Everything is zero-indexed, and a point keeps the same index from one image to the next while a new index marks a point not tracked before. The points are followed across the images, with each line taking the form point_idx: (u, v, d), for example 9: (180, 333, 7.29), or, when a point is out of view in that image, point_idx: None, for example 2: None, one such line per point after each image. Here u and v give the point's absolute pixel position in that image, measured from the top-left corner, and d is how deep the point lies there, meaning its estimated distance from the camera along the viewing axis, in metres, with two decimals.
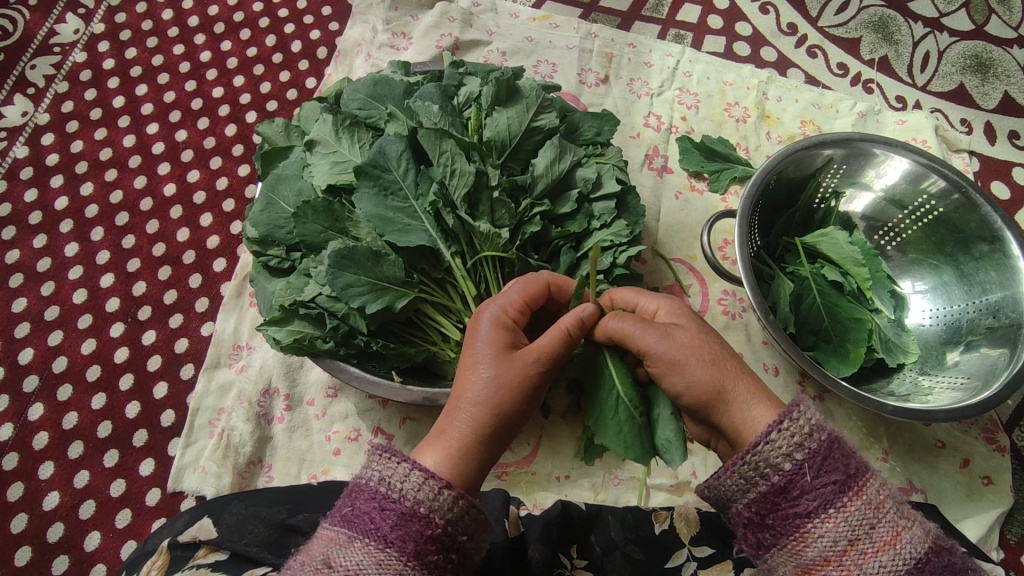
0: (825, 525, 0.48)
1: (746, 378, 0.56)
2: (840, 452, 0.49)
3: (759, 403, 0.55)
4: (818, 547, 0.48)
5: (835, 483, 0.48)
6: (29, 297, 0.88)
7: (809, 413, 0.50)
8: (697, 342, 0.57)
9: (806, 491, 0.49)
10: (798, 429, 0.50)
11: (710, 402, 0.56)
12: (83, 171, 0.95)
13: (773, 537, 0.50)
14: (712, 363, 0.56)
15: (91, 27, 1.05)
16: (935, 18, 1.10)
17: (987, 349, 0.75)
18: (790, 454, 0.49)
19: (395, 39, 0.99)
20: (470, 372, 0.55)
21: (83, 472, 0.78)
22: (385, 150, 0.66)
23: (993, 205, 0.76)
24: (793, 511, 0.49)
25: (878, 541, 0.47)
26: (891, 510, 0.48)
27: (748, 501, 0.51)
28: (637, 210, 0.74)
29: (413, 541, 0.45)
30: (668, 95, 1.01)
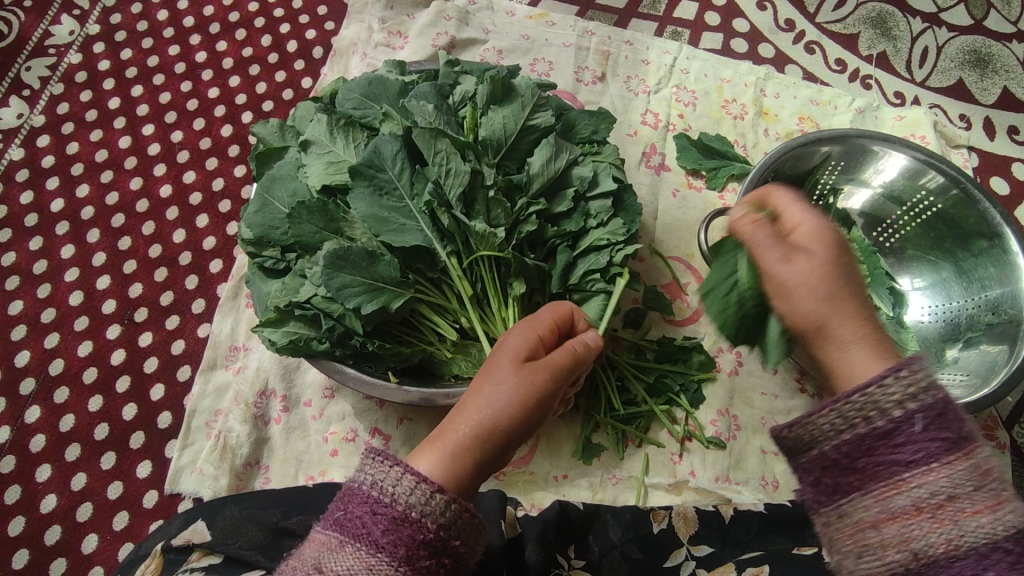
0: (925, 477, 0.45)
1: (863, 319, 0.51)
2: (955, 412, 0.46)
3: (866, 348, 0.50)
4: (912, 496, 0.45)
5: (941, 440, 0.45)
6: (25, 299, 0.88)
7: (927, 367, 0.47)
8: (822, 272, 0.51)
9: (912, 441, 0.46)
10: (916, 379, 0.46)
11: (812, 335, 0.52)
12: (79, 173, 0.95)
13: (858, 483, 0.47)
14: (826, 296, 0.50)
15: (86, 28, 1.05)
16: (934, 13, 1.10)
17: (986, 346, 0.75)
18: (903, 402, 0.46)
19: (390, 38, 0.99)
20: (479, 385, 0.53)
21: (80, 475, 0.78)
22: (380, 150, 0.66)
23: (992, 201, 0.75)
24: (892, 459, 0.46)
25: (978, 502, 0.44)
26: (996, 479, 0.45)
27: (839, 442, 0.47)
28: (633, 208, 0.74)
29: (404, 546, 0.45)
30: (665, 92, 1.01)
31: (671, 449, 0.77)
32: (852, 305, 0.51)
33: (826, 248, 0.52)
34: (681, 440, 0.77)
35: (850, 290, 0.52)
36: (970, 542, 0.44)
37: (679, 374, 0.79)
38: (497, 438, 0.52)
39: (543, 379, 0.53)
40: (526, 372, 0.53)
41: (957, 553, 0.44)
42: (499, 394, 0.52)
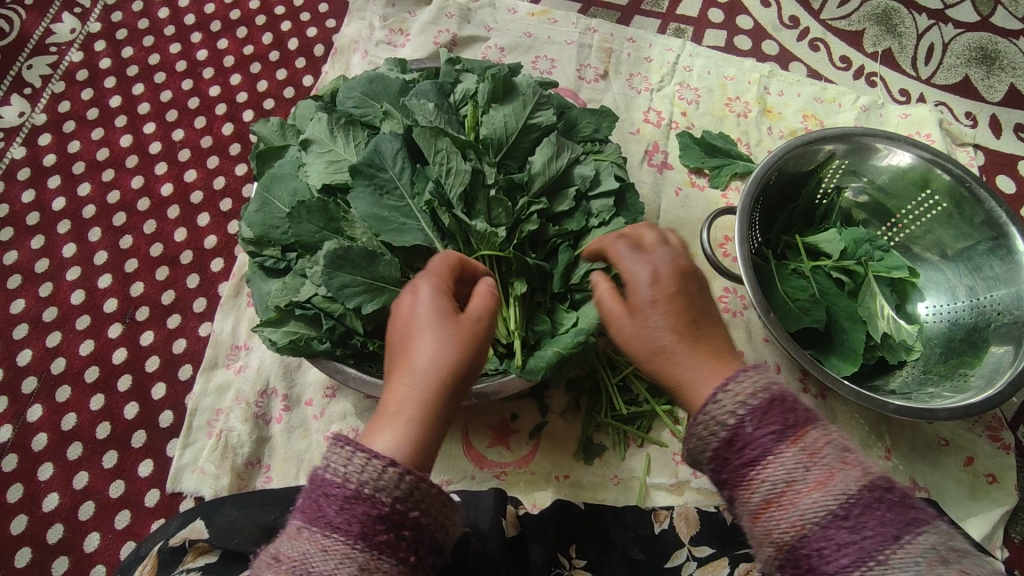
0: (766, 473, 0.46)
1: (700, 346, 0.54)
2: (782, 404, 0.48)
3: (708, 371, 0.52)
4: (762, 491, 0.47)
5: (762, 444, 0.47)
6: (27, 298, 0.88)
7: (754, 373, 0.49)
8: (659, 312, 0.54)
9: (750, 442, 0.47)
10: (741, 388, 0.49)
11: (659, 368, 0.54)
12: (81, 172, 0.95)
13: (728, 491, 0.49)
14: (660, 333, 0.54)
15: (87, 26, 1.05)
16: (940, 10, 1.09)
17: (993, 348, 0.74)
18: (734, 410, 0.48)
19: (392, 36, 0.99)
20: (414, 347, 0.53)
21: (82, 473, 0.78)
22: (380, 149, 0.66)
23: (998, 201, 0.75)
24: (740, 463, 0.48)
25: (812, 481, 0.45)
26: (828, 453, 0.46)
27: (705, 462, 0.50)
28: (635, 207, 0.74)
29: (359, 523, 0.44)
30: (668, 90, 1.00)
31: (674, 449, 0.76)
32: (689, 335, 0.54)
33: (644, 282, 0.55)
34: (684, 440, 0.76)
35: (693, 317, 0.55)
36: (814, 522, 0.45)
37: None
38: (447, 405, 0.52)
39: (469, 332, 0.53)
40: (453, 331, 0.53)
41: (808, 533, 0.45)
42: (435, 352, 0.52)
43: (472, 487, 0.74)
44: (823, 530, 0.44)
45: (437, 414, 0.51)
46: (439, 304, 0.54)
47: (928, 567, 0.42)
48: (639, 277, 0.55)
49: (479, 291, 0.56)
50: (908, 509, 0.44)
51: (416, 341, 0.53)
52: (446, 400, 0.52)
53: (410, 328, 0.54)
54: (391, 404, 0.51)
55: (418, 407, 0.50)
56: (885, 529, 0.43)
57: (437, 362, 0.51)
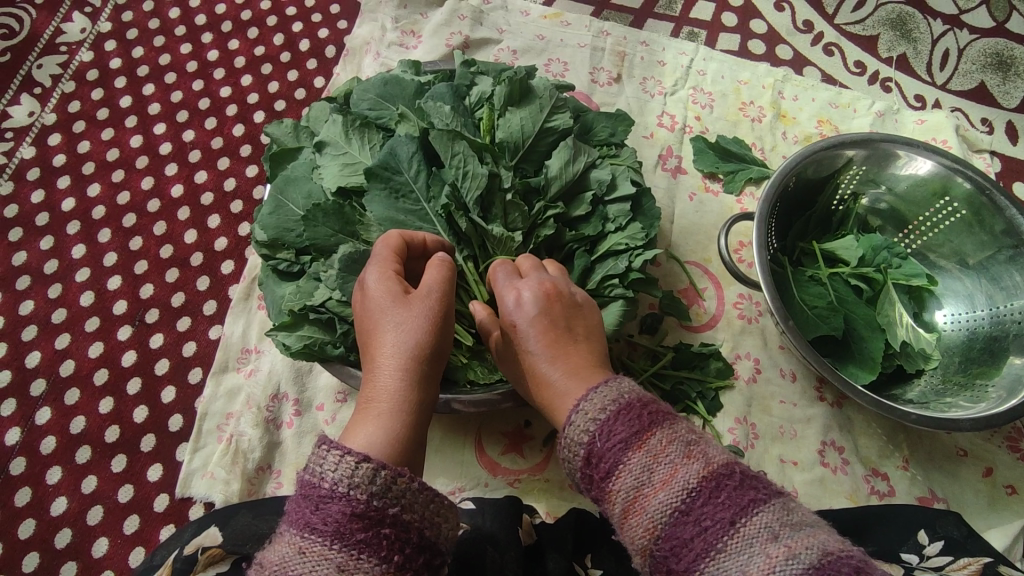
0: (619, 483, 0.46)
1: (564, 357, 0.55)
2: (631, 409, 0.48)
3: (568, 383, 0.54)
4: (620, 503, 0.46)
5: (607, 456, 0.47)
6: (36, 299, 0.87)
7: (606, 386, 0.50)
8: (522, 330, 0.56)
9: (604, 455, 0.47)
10: (591, 404, 0.49)
11: (532, 386, 0.57)
12: (90, 172, 0.94)
13: (601, 507, 0.49)
14: (528, 349, 0.56)
15: (97, 26, 1.04)
16: (955, 15, 1.08)
17: (1013, 357, 0.73)
18: (588, 424, 0.48)
19: (404, 38, 0.98)
20: (377, 338, 0.54)
21: (91, 477, 0.77)
22: (396, 151, 0.65)
23: (1019, 209, 0.74)
24: (601, 476, 0.47)
25: (656, 482, 0.45)
26: (671, 452, 0.46)
27: (575, 478, 0.50)
28: (652, 212, 0.73)
29: (334, 522, 0.43)
30: (681, 94, 0.99)
31: None
32: (555, 348, 0.55)
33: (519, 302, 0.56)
34: None
35: (559, 329, 0.56)
36: (664, 524, 0.44)
37: (696, 382, 0.78)
38: (423, 377, 0.53)
39: (426, 303, 0.55)
40: (410, 305, 0.54)
41: (660, 536, 0.44)
42: (398, 333, 0.53)
43: (485, 494, 0.73)
44: (673, 530, 0.44)
45: (413, 388, 0.52)
46: (389, 289, 0.55)
47: (761, 548, 0.41)
48: (507, 300, 0.57)
49: (431, 263, 0.57)
50: (748, 492, 0.44)
51: (376, 321, 0.54)
52: (420, 375, 0.53)
53: (368, 312, 0.55)
54: (370, 401, 0.52)
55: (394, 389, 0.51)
56: (721, 516, 0.43)
57: (404, 338, 0.53)
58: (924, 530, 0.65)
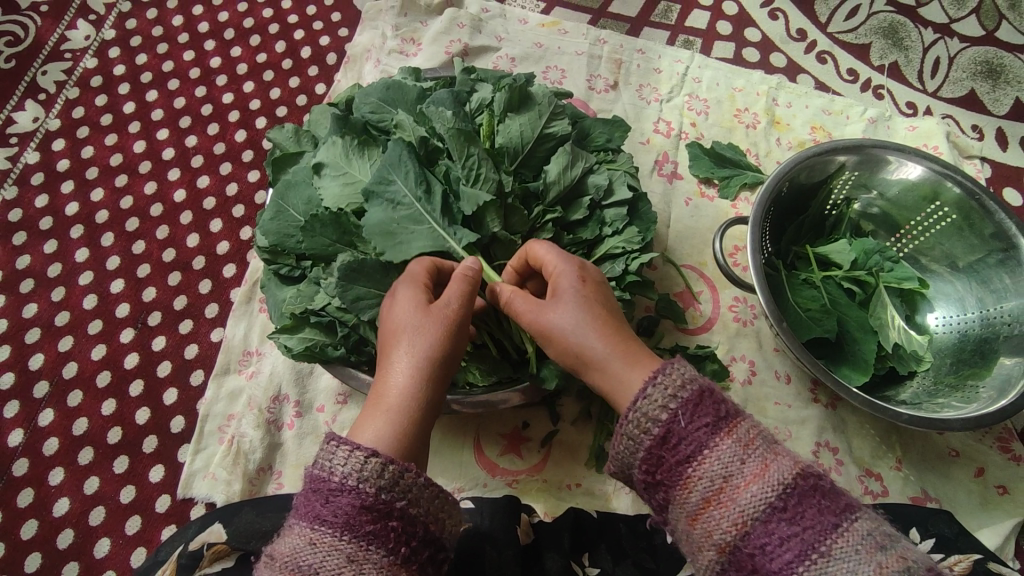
0: (701, 468, 0.49)
1: (616, 335, 0.57)
2: (712, 397, 0.51)
3: (623, 363, 0.56)
4: (699, 490, 0.49)
5: (690, 440, 0.50)
6: (40, 302, 0.88)
7: (681, 365, 0.52)
8: (569, 309, 0.57)
9: (683, 438, 0.50)
10: (670, 382, 0.51)
11: (579, 365, 0.58)
12: (94, 177, 0.96)
13: (665, 493, 0.52)
14: (575, 330, 0.57)
15: (101, 33, 1.06)
16: (945, 24, 1.10)
17: (1004, 359, 0.74)
18: (666, 404, 0.51)
19: (404, 45, 1.00)
20: (394, 343, 0.56)
21: (93, 478, 0.78)
22: (389, 164, 0.65)
23: (1008, 213, 0.75)
24: (676, 460, 0.50)
25: (748, 473, 0.48)
26: (759, 446, 0.50)
27: (639, 462, 0.52)
28: (647, 216, 0.74)
29: (344, 514, 0.47)
30: (677, 101, 1.01)
31: None
32: (606, 328, 0.57)
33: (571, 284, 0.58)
34: None
35: (605, 310, 0.58)
36: (754, 515, 0.47)
37: None
38: (433, 386, 0.56)
39: (446, 315, 0.57)
40: (428, 313, 0.57)
41: (748, 527, 0.47)
42: (416, 342, 0.56)
43: (484, 494, 0.74)
44: (765, 523, 0.47)
45: (422, 394, 0.55)
46: (416, 298, 0.57)
47: (864, 551, 0.45)
48: (563, 275, 0.59)
49: (457, 274, 0.58)
50: (835, 495, 0.48)
51: (395, 327, 0.57)
52: (430, 380, 0.56)
53: (389, 317, 0.58)
54: (381, 401, 0.55)
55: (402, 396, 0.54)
56: (823, 518, 0.46)
57: (417, 345, 0.56)
58: (916, 528, 0.67)
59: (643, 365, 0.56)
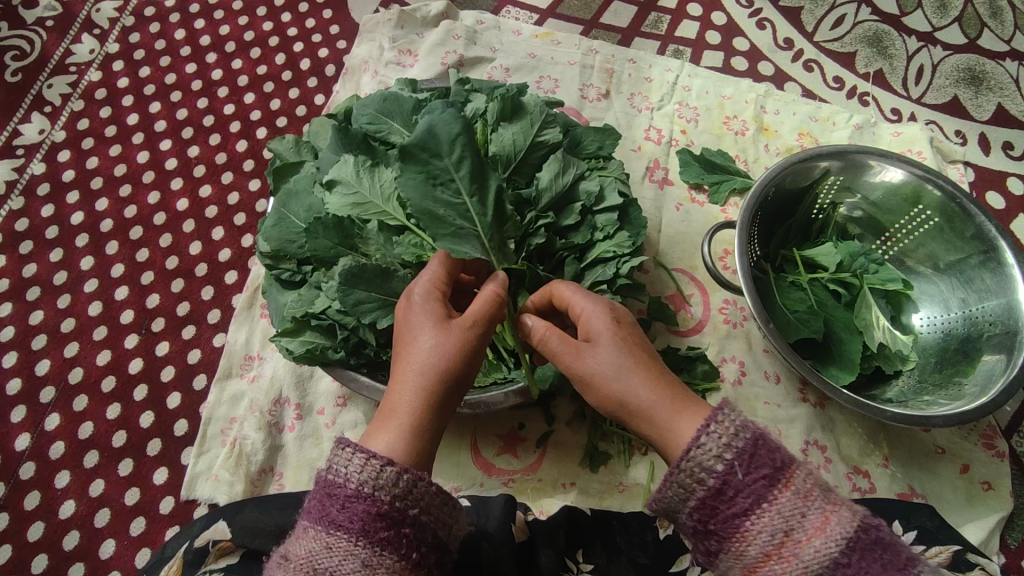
0: (762, 523, 0.48)
1: (657, 381, 0.56)
2: (766, 445, 0.50)
3: (669, 411, 0.54)
4: (758, 545, 0.48)
5: (749, 495, 0.49)
6: (46, 309, 0.90)
7: (732, 412, 0.51)
8: (605, 354, 0.57)
9: (740, 490, 0.49)
10: (724, 430, 0.50)
11: (621, 414, 0.57)
12: (98, 187, 0.98)
13: (718, 544, 0.51)
14: (615, 376, 0.56)
15: (105, 47, 1.08)
16: (929, 32, 1.13)
17: (986, 357, 0.76)
18: (722, 454, 0.50)
19: (401, 57, 1.02)
20: (408, 356, 0.57)
21: (98, 481, 0.80)
22: (434, 131, 0.59)
23: (987, 215, 0.78)
24: (732, 513, 0.49)
25: (810, 529, 0.47)
26: (818, 498, 0.48)
27: (689, 511, 0.51)
28: (638, 221, 0.76)
29: (359, 521, 0.49)
30: (668, 109, 1.04)
31: None
32: (646, 373, 0.56)
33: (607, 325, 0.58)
34: None
35: (640, 352, 0.57)
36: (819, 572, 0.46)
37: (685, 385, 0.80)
38: (444, 401, 0.56)
39: (462, 333, 0.57)
40: (446, 328, 0.57)
41: None
42: (430, 357, 0.56)
43: (481, 493, 0.76)
44: None
45: (432, 405, 0.56)
46: (433, 314, 0.58)
47: None
48: (591, 315, 0.58)
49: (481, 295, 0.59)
50: (900, 550, 0.47)
51: (412, 337, 0.57)
52: (443, 394, 0.56)
53: (407, 327, 0.58)
54: (391, 416, 0.56)
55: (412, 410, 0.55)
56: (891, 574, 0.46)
57: (430, 357, 0.56)
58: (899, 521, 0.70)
59: (688, 411, 0.54)
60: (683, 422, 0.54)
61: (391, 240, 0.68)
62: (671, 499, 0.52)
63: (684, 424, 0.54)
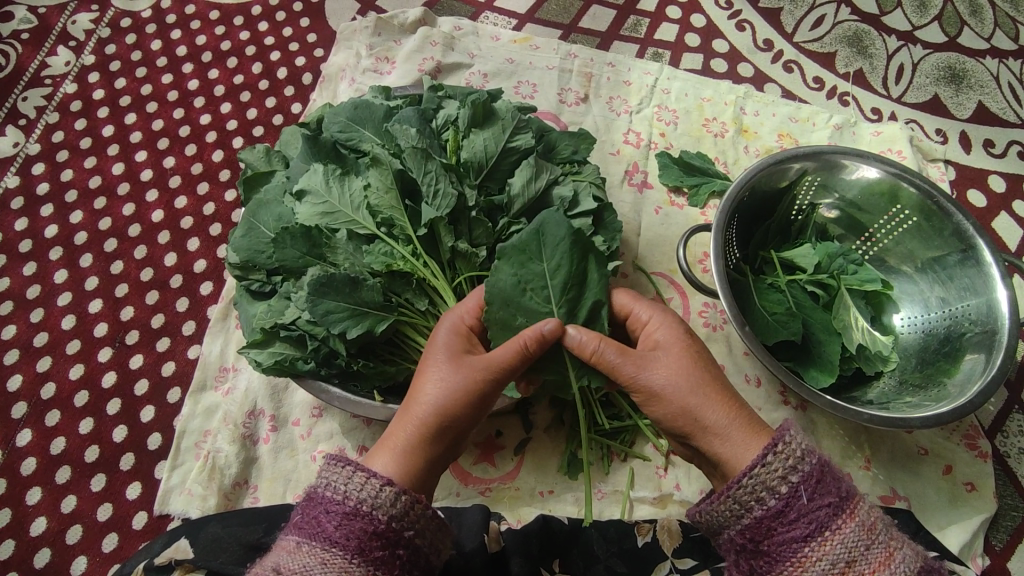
0: (823, 549, 0.50)
1: (728, 402, 0.58)
2: (832, 476, 0.52)
3: (739, 431, 0.57)
4: (816, 571, 0.50)
5: (812, 523, 0.51)
6: (18, 324, 0.89)
7: (800, 437, 0.53)
8: (680, 370, 0.58)
9: (803, 515, 0.51)
10: (791, 453, 0.52)
11: (689, 431, 0.58)
12: (73, 200, 0.97)
13: (769, 563, 0.53)
14: (690, 392, 0.58)
15: (81, 59, 1.08)
16: (908, 31, 1.13)
17: (966, 356, 0.76)
18: (787, 477, 0.52)
19: (378, 64, 1.02)
20: (420, 383, 0.59)
21: (71, 497, 0.79)
22: (544, 232, 0.59)
23: (964, 214, 0.77)
24: (791, 536, 0.51)
25: (873, 562, 0.50)
26: (882, 531, 0.51)
27: (741, 527, 0.54)
28: (613, 226, 0.76)
29: (356, 538, 0.49)
30: (647, 112, 1.03)
31: (657, 463, 0.77)
32: (722, 395, 0.58)
33: (676, 349, 0.59)
34: (666, 454, 0.77)
35: (713, 372, 0.59)
36: None
37: None
38: (441, 436, 0.57)
39: (473, 372, 0.57)
40: (459, 367, 0.58)
41: None
42: (438, 389, 0.57)
43: (456, 504, 0.75)
44: None
45: (430, 443, 0.57)
46: (452, 346, 0.59)
47: None
48: (659, 337, 0.61)
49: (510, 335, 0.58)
50: None
51: (426, 375, 0.58)
52: (448, 432, 0.57)
53: (424, 364, 0.59)
54: (390, 437, 0.57)
55: (409, 439, 0.57)
56: None
57: (437, 398, 0.57)
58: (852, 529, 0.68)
59: (755, 436, 0.57)
60: (750, 440, 0.56)
61: (361, 249, 0.68)
62: (727, 515, 0.54)
63: (753, 447, 0.56)
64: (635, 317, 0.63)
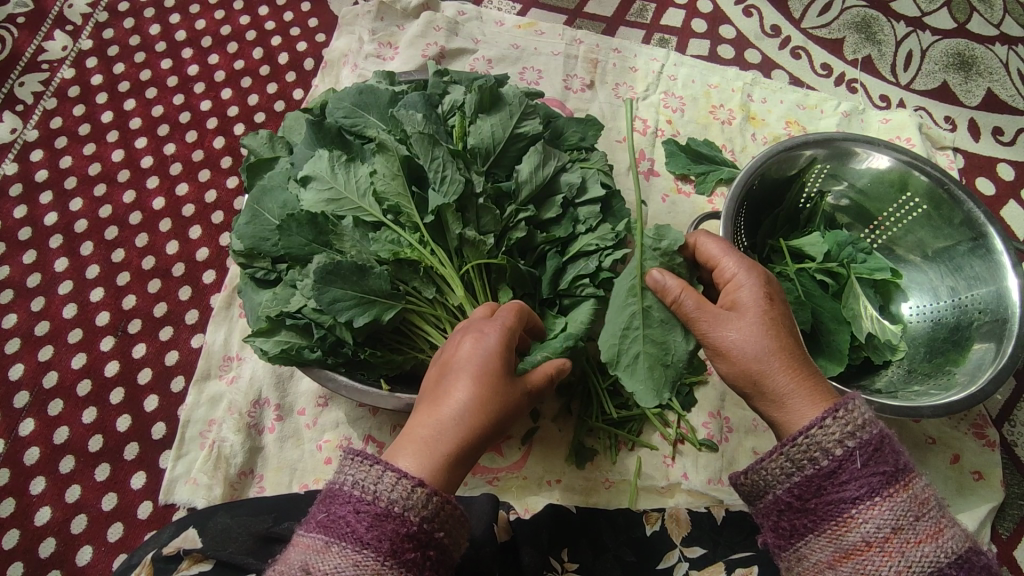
0: (870, 512, 0.50)
1: (797, 368, 0.57)
2: (890, 447, 0.52)
3: (800, 397, 0.56)
4: (860, 532, 0.50)
5: (867, 485, 0.51)
6: (19, 313, 0.88)
7: (862, 408, 0.53)
8: (751, 330, 0.58)
9: (854, 477, 0.51)
10: (852, 419, 0.52)
11: (752, 390, 0.59)
12: (73, 187, 0.96)
13: (812, 522, 0.53)
14: (760, 356, 0.58)
15: (78, 43, 1.06)
16: (917, 17, 1.11)
17: (976, 346, 0.75)
18: (843, 440, 0.52)
19: (381, 49, 1.00)
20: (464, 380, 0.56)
21: (75, 487, 0.79)
22: None
23: (976, 202, 0.76)
24: (839, 496, 0.51)
25: (921, 532, 0.49)
26: (933, 507, 0.51)
27: (789, 485, 0.53)
28: (622, 213, 0.75)
29: (388, 541, 0.48)
30: (653, 98, 1.02)
31: (664, 452, 0.76)
32: (791, 362, 0.57)
33: (757, 311, 0.59)
34: (674, 444, 0.76)
35: (788, 338, 0.59)
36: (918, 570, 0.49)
37: None
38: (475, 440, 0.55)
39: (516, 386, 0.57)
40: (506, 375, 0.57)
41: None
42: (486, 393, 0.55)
43: (464, 493, 0.75)
44: None
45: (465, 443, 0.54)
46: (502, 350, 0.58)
47: None
48: (742, 295, 0.60)
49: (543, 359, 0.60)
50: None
51: (466, 376, 0.55)
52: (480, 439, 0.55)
53: (457, 368, 0.56)
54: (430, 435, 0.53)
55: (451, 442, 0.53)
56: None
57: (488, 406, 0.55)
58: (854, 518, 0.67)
59: (814, 405, 0.56)
60: (808, 407, 0.56)
61: (367, 236, 0.67)
62: (774, 470, 0.54)
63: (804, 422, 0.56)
64: (701, 252, 0.65)
